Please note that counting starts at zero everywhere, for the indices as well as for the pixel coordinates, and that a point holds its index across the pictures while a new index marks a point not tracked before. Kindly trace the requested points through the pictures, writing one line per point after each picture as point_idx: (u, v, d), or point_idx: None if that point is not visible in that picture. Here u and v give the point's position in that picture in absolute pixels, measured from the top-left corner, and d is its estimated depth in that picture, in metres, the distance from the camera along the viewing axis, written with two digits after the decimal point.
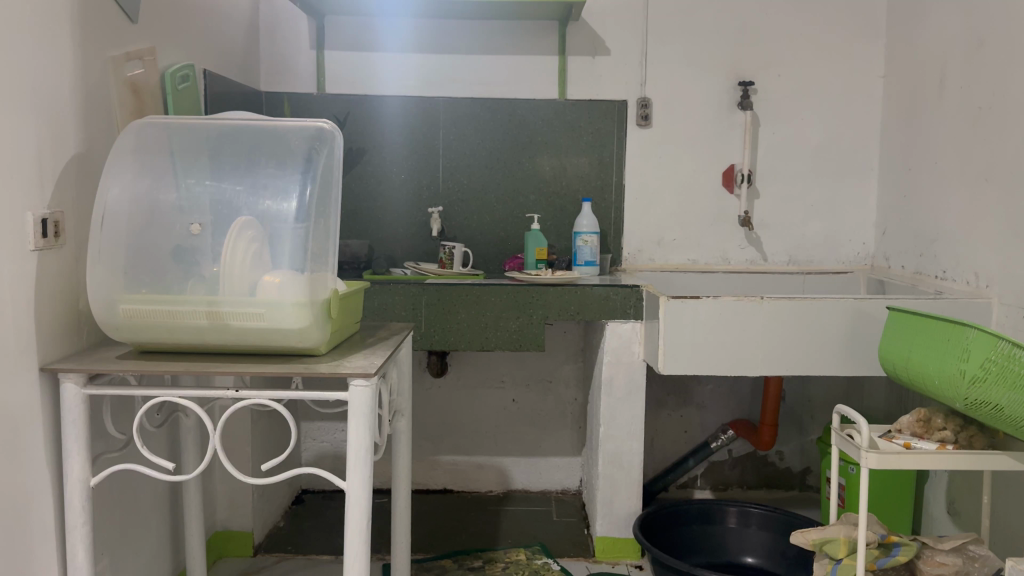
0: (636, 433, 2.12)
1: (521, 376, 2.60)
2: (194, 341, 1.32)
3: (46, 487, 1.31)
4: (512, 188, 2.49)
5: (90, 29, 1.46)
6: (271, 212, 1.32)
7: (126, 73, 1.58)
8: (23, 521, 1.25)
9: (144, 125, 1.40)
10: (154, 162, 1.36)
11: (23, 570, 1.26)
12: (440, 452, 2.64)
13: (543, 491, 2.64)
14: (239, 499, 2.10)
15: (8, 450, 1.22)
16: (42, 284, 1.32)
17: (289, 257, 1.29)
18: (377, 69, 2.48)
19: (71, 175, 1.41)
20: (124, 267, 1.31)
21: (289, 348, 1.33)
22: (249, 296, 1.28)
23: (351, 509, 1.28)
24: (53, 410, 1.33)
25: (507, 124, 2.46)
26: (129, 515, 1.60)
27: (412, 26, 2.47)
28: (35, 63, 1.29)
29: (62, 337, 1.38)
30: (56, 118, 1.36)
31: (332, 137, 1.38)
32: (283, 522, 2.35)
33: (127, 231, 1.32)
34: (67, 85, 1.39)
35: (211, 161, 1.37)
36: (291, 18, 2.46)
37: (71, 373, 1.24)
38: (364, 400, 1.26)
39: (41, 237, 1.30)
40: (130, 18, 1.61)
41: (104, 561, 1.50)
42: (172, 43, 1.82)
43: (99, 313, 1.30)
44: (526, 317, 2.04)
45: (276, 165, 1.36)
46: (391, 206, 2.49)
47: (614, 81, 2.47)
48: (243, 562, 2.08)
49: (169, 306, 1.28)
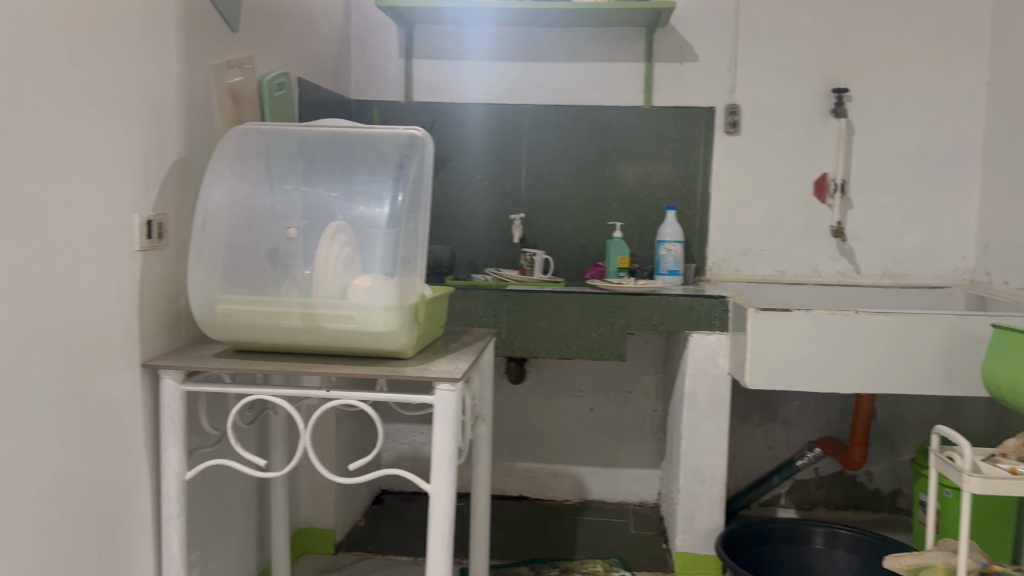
0: (719, 447, 2.07)
1: (600, 386, 2.58)
2: (288, 341, 1.35)
3: (144, 478, 1.36)
4: (595, 196, 2.47)
5: (194, 38, 1.51)
6: (365, 217, 1.34)
7: (226, 79, 1.63)
8: (123, 510, 1.31)
9: (244, 131, 1.44)
10: (254, 169, 1.41)
11: (122, 558, 1.31)
12: (517, 459, 2.64)
13: (620, 502, 2.61)
14: (321, 498, 2.14)
15: (112, 441, 1.27)
16: (146, 283, 1.37)
17: (379, 260, 1.31)
18: (462, 77, 2.52)
19: (174, 180, 1.46)
20: (224, 268, 1.36)
21: (378, 350, 1.34)
22: (340, 299, 1.30)
23: (435, 512, 1.28)
24: (152, 403, 1.38)
25: (592, 131, 2.45)
26: (219, 508, 1.65)
27: (497, 35, 2.50)
28: (143, 69, 1.34)
29: (162, 335, 1.43)
30: (160, 123, 1.41)
31: (423, 144, 1.39)
32: (363, 521, 2.39)
33: (227, 233, 1.37)
34: (171, 92, 1.44)
35: (307, 167, 1.41)
36: (380, 28, 2.53)
37: (170, 369, 1.29)
38: (450, 404, 1.27)
39: (146, 237, 1.36)
40: (232, 27, 1.67)
41: (196, 553, 1.54)
42: (270, 52, 1.88)
43: (198, 312, 1.34)
44: (608, 326, 2.02)
45: (369, 173, 1.39)
46: (473, 213, 2.51)
47: (702, 88, 2.43)
48: (325, 560, 2.11)
49: (265, 307, 1.32)
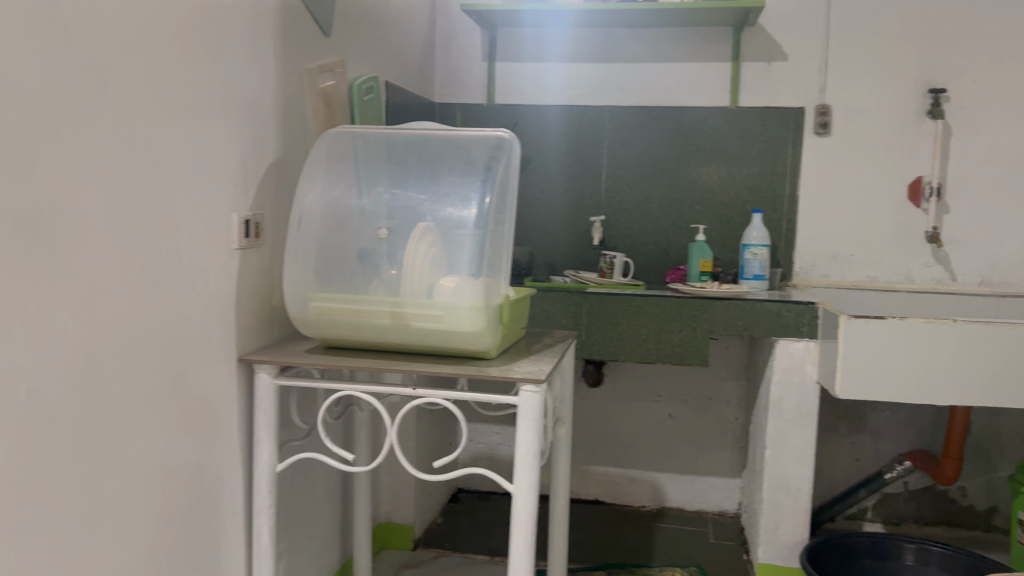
0: (805, 458, 2.02)
1: (679, 392, 2.54)
2: (377, 339, 1.38)
3: (237, 468, 1.42)
4: (678, 199, 2.43)
5: (290, 43, 1.56)
6: (453, 219, 1.36)
7: (319, 83, 1.68)
8: (218, 499, 1.36)
9: (337, 134, 1.48)
10: (347, 172, 1.46)
11: (216, 545, 1.36)
12: (594, 463, 2.63)
13: (699, 510, 2.57)
14: (402, 494, 2.18)
15: (209, 432, 1.32)
16: (244, 281, 1.43)
17: (466, 262, 1.33)
18: (546, 80, 2.53)
19: (271, 181, 1.51)
20: (319, 268, 1.40)
21: (464, 350, 1.36)
22: (427, 299, 1.33)
23: (517, 513, 1.29)
24: (246, 397, 1.43)
25: (676, 132, 2.41)
26: (306, 501, 1.70)
27: (581, 36, 2.50)
28: (243, 73, 1.39)
29: (257, 331, 1.48)
30: (258, 126, 1.46)
31: (510, 146, 1.40)
32: (440, 519, 2.41)
33: (321, 234, 1.41)
34: (269, 95, 1.49)
35: (397, 169, 1.45)
36: (465, 32, 2.56)
37: (265, 364, 1.34)
38: (533, 406, 1.27)
39: (244, 236, 1.41)
40: (326, 32, 1.71)
41: (285, 544, 1.59)
42: (360, 57, 1.92)
43: (294, 309, 1.40)
44: (691, 331, 1.99)
45: (458, 175, 1.41)
46: (554, 214, 2.51)
47: (790, 88, 2.37)
48: (404, 555, 2.15)
49: (357, 306, 1.36)
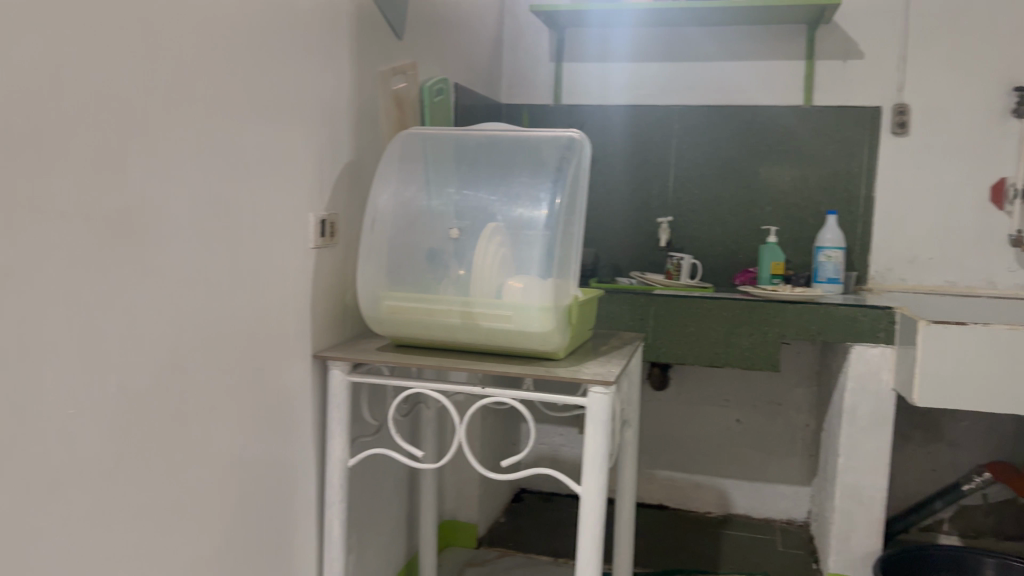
0: (879, 466, 1.96)
1: (747, 397, 2.50)
2: (447, 339, 1.40)
3: (310, 462, 1.45)
4: (748, 200, 2.39)
5: (364, 46, 1.59)
6: (523, 220, 1.37)
7: (391, 85, 1.71)
8: (291, 491, 1.39)
9: (410, 136, 1.51)
10: (420, 172, 1.48)
11: (289, 537, 1.39)
12: (658, 467, 2.61)
13: (766, 518, 2.52)
14: (466, 493, 2.20)
15: (284, 426, 1.36)
16: (319, 279, 1.46)
17: (536, 262, 1.33)
18: (613, 80, 2.52)
19: (345, 182, 1.54)
20: (391, 267, 1.43)
21: (533, 350, 1.36)
22: (497, 299, 1.34)
23: (585, 514, 1.29)
24: (320, 392, 1.47)
25: (747, 132, 2.37)
26: (375, 497, 1.73)
27: (650, 36, 2.48)
28: (320, 76, 1.42)
29: (330, 328, 1.51)
30: (334, 127, 1.49)
31: (582, 146, 1.40)
32: (503, 518, 2.42)
33: (394, 233, 1.44)
34: (344, 97, 1.52)
35: (468, 170, 1.47)
36: (532, 32, 2.57)
37: (338, 360, 1.38)
38: (603, 407, 1.27)
39: (320, 236, 1.44)
40: (398, 35, 1.74)
41: (354, 538, 1.62)
42: (431, 59, 1.95)
43: (366, 307, 1.42)
44: (760, 334, 1.96)
45: (529, 176, 1.42)
46: (620, 215, 2.49)
47: (866, 86, 2.31)
48: (468, 553, 2.16)
49: (428, 305, 1.38)
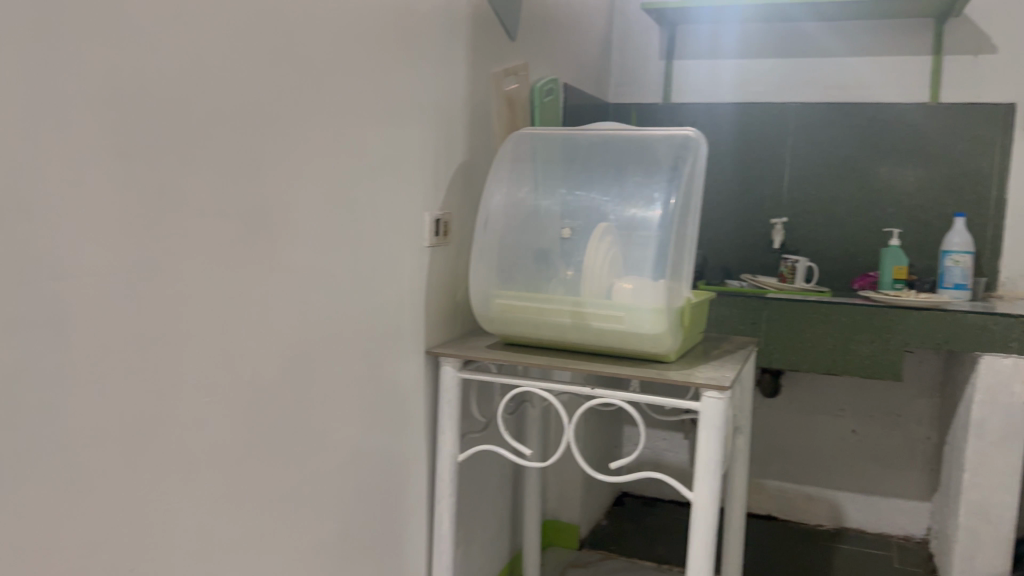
0: (1010, 485, 1.84)
1: (864, 407, 2.40)
2: (557, 338, 1.40)
3: (421, 457, 1.49)
4: (867, 201, 2.29)
5: (479, 48, 1.61)
6: (637, 220, 1.36)
7: (504, 86, 1.72)
8: (403, 484, 1.43)
9: (523, 136, 1.52)
10: (532, 172, 1.49)
11: (400, 529, 1.43)
12: (767, 476, 2.54)
13: (881, 534, 2.41)
14: (569, 494, 2.20)
15: (398, 420, 1.40)
16: (432, 278, 1.49)
17: (649, 263, 1.32)
18: (725, 78, 2.47)
19: (459, 182, 1.57)
20: (503, 266, 1.45)
21: (644, 352, 1.35)
22: (609, 300, 1.33)
23: (697, 520, 1.27)
24: (432, 389, 1.51)
25: (866, 131, 2.28)
26: (481, 493, 1.75)
27: (765, 33, 2.41)
28: (437, 78, 1.45)
29: (442, 326, 1.54)
30: (450, 129, 1.52)
31: (698, 145, 1.37)
32: (605, 521, 2.41)
33: (506, 233, 1.46)
34: (460, 99, 1.55)
35: (581, 170, 1.46)
36: (642, 30, 2.54)
37: (450, 357, 1.41)
38: (716, 413, 1.24)
39: (434, 235, 1.47)
40: (512, 37, 1.75)
41: (462, 533, 1.65)
42: (542, 60, 1.96)
43: (478, 306, 1.45)
44: (880, 341, 1.87)
45: (642, 175, 1.40)
46: (730, 216, 2.43)
47: (1000, 81, 2.18)
48: (570, 554, 2.16)
49: (538, 304, 1.39)
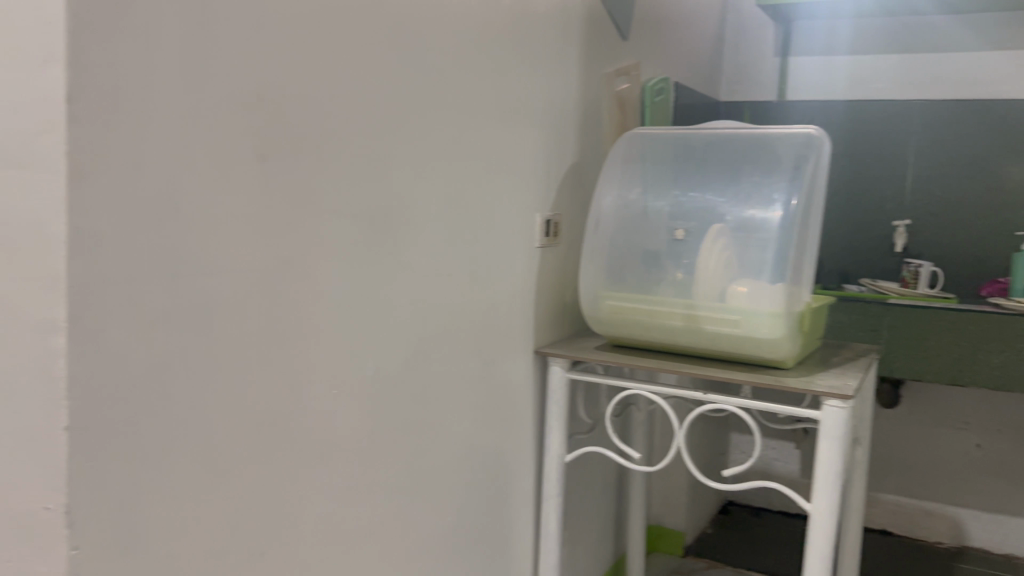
0: None
1: (991, 421, 2.25)
2: (669, 341, 1.39)
3: (527, 455, 1.49)
4: (998, 203, 2.15)
5: (592, 49, 1.61)
6: (754, 221, 1.33)
7: (616, 86, 1.71)
8: (510, 481, 1.44)
9: (636, 135, 1.51)
10: (644, 172, 1.47)
11: (506, 527, 1.44)
12: (882, 490, 2.43)
13: (1009, 555, 2.27)
14: (673, 499, 2.17)
15: (507, 418, 1.41)
16: (542, 277, 1.50)
17: (769, 266, 1.28)
18: (844, 75, 2.38)
19: (570, 182, 1.57)
20: (614, 267, 1.44)
21: (759, 357, 1.32)
22: (723, 303, 1.31)
23: (814, 531, 1.23)
24: (540, 388, 1.51)
25: (998, 128, 2.14)
26: (587, 495, 1.74)
27: (888, 27, 2.32)
28: (551, 79, 1.46)
29: (551, 326, 1.55)
30: (562, 129, 1.52)
31: (821, 144, 1.32)
32: (710, 529, 2.36)
33: (617, 234, 1.45)
34: (572, 99, 1.55)
35: (695, 170, 1.44)
36: (757, 26, 2.47)
37: (559, 357, 1.42)
38: (837, 422, 1.19)
39: (545, 235, 1.48)
40: (624, 37, 1.74)
41: (567, 533, 1.64)
42: (654, 59, 1.93)
43: (588, 308, 1.45)
44: (1013, 352, 1.76)
45: (760, 175, 1.36)
46: (847, 218, 2.34)
47: None
48: (674, 560, 2.13)
49: (650, 306, 1.38)
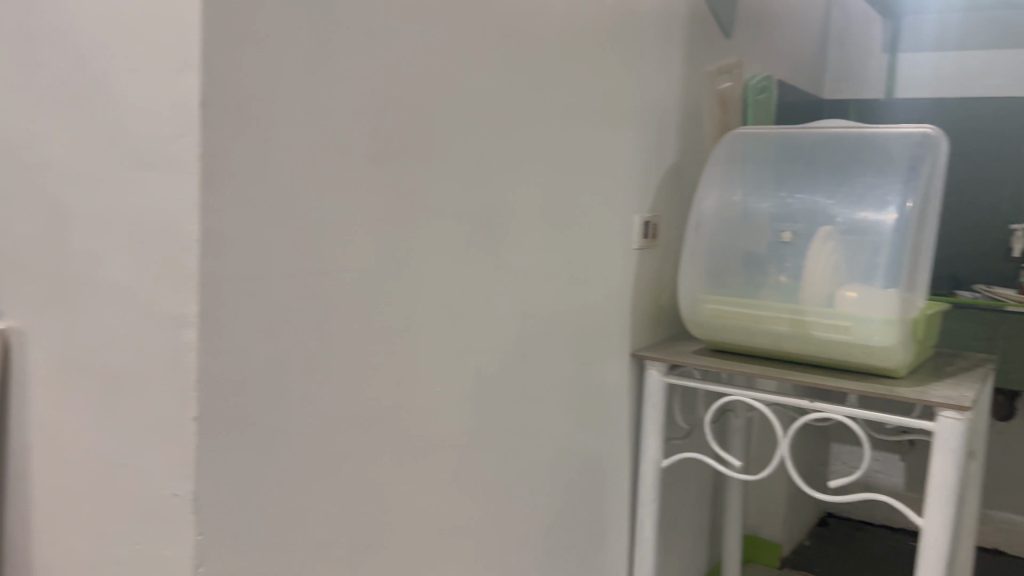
0: None
1: None
2: (773, 347, 1.36)
3: (623, 459, 1.48)
4: None
5: (694, 48, 1.58)
6: (865, 224, 1.28)
7: (717, 85, 1.68)
8: (606, 485, 1.43)
9: (739, 135, 1.47)
10: (748, 173, 1.44)
11: (601, 531, 1.43)
12: (994, 507, 2.30)
13: None
14: (770, 508, 2.11)
15: (603, 422, 1.40)
16: (640, 279, 1.48)
17: (881, 270, 1.24)
18: (956, 72, 2.27)
19: (669, 183, 1.55)
20: (716, 270, 1.42)
21: (869, 365, 1.27)
22: (832, 309, 1.27)
23: (926, 548, 1.18)
24: (636, 392, 1.50)
25: None
26: (682, 501, 1.71)
27: (1005, 22, 2.20)
28: (652, 79, 1.44)
29: (648, 329, 1.53)
30: (662, 130, 1.50)
31: (937, 143, 1.26)
32: (807, 541, 2.29)
33: (719, 236, 1.42)
34: (673, 99, 1.53)
35: (802, 170, 1.39)
36: (864, 21, 2.38)
37: (657, 361, 1.40)
38: (954, 435, 1.14)
39: (644, 237, 1.46)
40: (726, 35, 1.71)
41: (662, 539, 1.62)
42: (756, 57, 1.89)
43: (688, 311, 1.43)
44: None
45: (872, 176, 1.31)
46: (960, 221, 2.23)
47: None
48: (770, 572, 2.07)
49: (754, 311, 1.35)
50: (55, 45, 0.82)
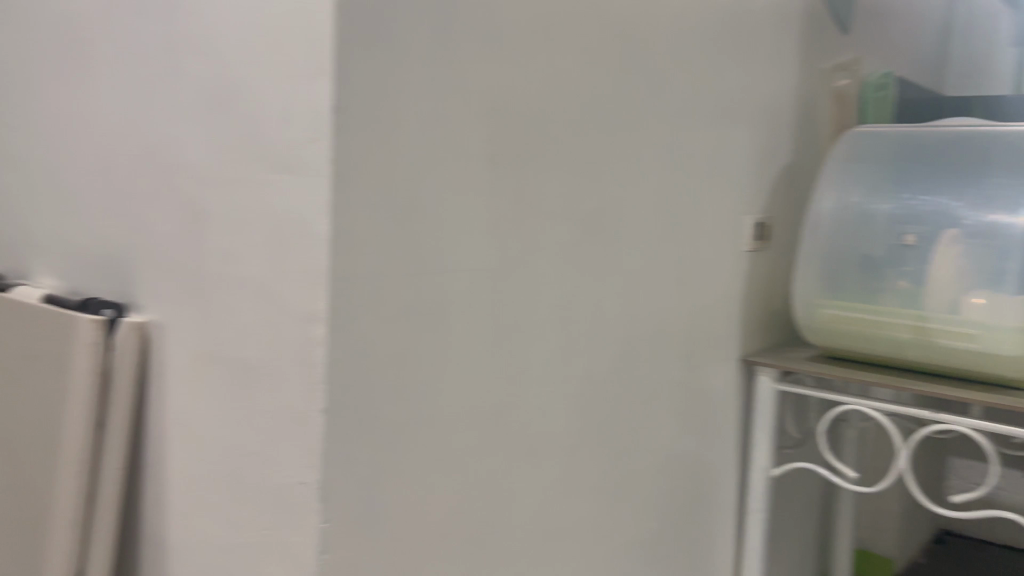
0: None
1: None
2: (894, 355, 1.31)
3: (731, 465, 1.45)
4: None
5: (811, 45, 1.54)
6: (995, 227, 1.21)
7: (833, 83, 1.63)
8: (713, 491, 1.41)
9: (859, 134, 1.42)
10: (868, 172, 1.39)
11: (708, 537, 1.41)
12: None
13: None
14: (883, 523, 2.03)
15: (711, 426, 1.38)
16: (751, 282, 1.46)
17: (1012, 276, 1.17)
18: None
19: (782, 184, 1.51)
20: (833, 274, 1.38)
21: (998, 376, 1.21)
22: (958, 316, 1.22)
23: None
24: (745, 398, 1.47)
25: None
26: (791, 511, 1.67)
27: None
28: (766, 78, 1.41)
29: (759, 333, 1.50)
30: (776, 130, 1.47)
31: None
32: (921, 558, 2.19)
33: (836, 239, 1.38)
34: (787, 98, 1.49)
35: (927, 170, 1.33)
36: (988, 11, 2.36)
37: (767, 367, 1.37)
38: None
39: (755, 239, 1.43)
40: (844, 30, 1.65)
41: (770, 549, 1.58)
42: (875, 52, 1.82)
43: (804, 316, 1.40)
44: None
45: (1003, 176, 1.24)
46: None
47: None
48: None
49: (874, 317, 1.31)
50: (196, 54, 0.87)
